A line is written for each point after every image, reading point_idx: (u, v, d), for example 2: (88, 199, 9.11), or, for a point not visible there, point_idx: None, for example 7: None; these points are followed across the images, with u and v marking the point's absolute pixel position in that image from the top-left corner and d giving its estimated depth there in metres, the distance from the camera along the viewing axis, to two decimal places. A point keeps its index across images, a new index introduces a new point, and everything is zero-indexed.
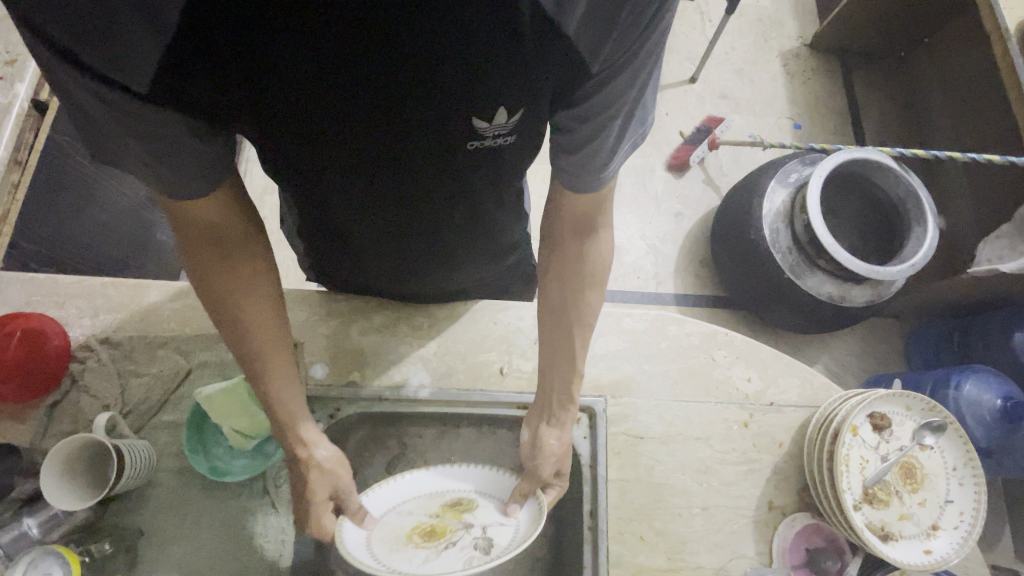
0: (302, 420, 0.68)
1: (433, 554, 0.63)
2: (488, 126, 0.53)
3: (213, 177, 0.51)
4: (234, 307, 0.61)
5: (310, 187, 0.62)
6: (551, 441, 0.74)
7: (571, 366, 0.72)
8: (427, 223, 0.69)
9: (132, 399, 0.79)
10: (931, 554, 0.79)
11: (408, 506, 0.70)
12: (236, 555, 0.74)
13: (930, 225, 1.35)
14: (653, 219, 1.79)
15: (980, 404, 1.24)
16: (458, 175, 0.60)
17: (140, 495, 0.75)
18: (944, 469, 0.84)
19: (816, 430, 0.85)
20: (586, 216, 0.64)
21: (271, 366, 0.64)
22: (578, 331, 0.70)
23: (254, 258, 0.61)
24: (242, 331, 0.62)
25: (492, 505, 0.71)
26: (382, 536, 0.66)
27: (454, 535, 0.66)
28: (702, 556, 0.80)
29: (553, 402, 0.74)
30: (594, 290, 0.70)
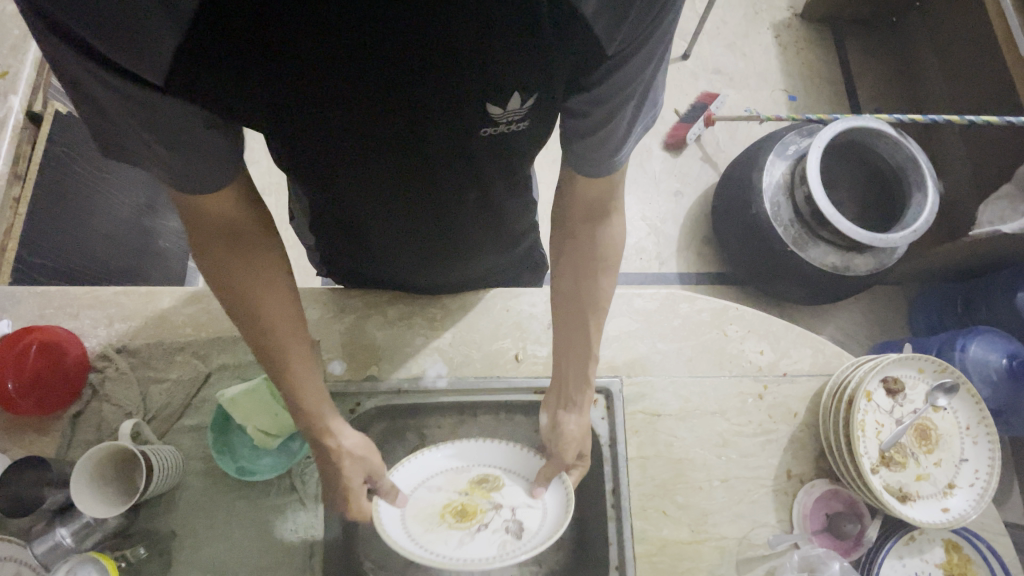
0: (330, 411, 0.68)
1: (467, 537, 0.73)
2: (502, 112, 0.53)
3: (225, 173, 0.51)
4: (252, 305, 0.61)
5: (323, 181, 0.62)
6: (570, 425, 0.74)
7: (587, 350, 0.72)
8: (439, 214, 0.69)
9: (154, 406, 0.80)
10: (949, 512, 0.80)
11: (437, 479, 0.78)
12: (268, 553, 0.75)
13: (929, 190, 1.35)
14: (653, 199, 1.79)
15: (986, 364, 1.26)
16: (470, 164, 0.60)
17: (169, 498, 0.76)
18: (958, 428, 0.85)
19: (830, 397, 0.86)
20: (600, 201, 0.64)
21: (292, 361, 0.64)
22: (593, 316, 0.71)
23: (270, 254, 0.62)
24: (260, 327, 0.62)
25: (517, 483, 0.78)
26: (420, 507, 0.75)
27: (484, 511, 0.76)
28: (725, 527, 0.81)
29: (569, 387, 0.75)
30: (607, 275, 0.70)
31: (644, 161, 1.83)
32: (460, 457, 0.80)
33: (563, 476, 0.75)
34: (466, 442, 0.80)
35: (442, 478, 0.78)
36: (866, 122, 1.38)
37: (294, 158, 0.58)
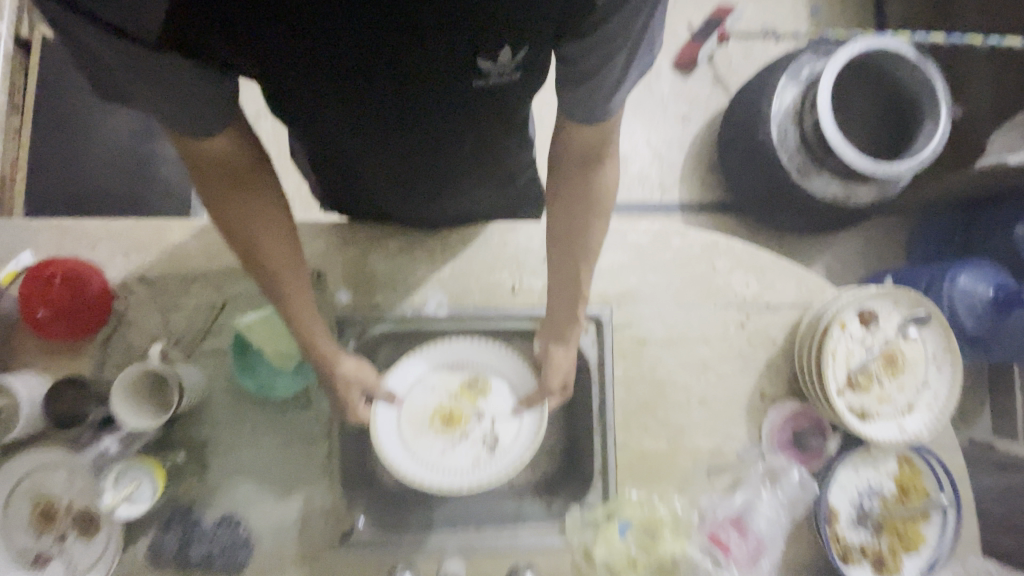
0: (321, 338, 0.73)
1: (449, 446, 0.85)
2: (492, 64, 0.54)
3: (219, 119, 0.53)
4: (255, 242, 0.65)
5: (321, 128, 0.63)
6: (559, 355, 0.82)
7: (576, 288, 0.76)
8: (433, 155, 0.71)
9: (177, 331, 0.86)
10: (904, 430, 0.88)
11: (432, 382, 0.89)
12: (291, 457, 0.84)
13: (942, 117, 1.31)
14: (659, 124, 1.75)
15: (975, 296, 1.30)
16: (465, 111, 0.61)
17: (198, 412, 0.85)
18: (925, 356, 0.91)
19: (808, 327, 0.92)
20: (592, 149, 0.64)
21: (291, 294, 0.69)
22: (583, 257, 0.74)
23: (266, 195, 0.64)
24: (262, 261, 0.66)
25: (502, 399, 0.89)
26: (414, 412, 0.87)
27: (467, 422, 0.87)
28: (699, 440, 0.90)
29: (559, 320, 0.80)
30: (599, 220, 0.72)
31: (651, 81, 1.77)
32: (453, 361, 0.90)
33: (543, 403, 0.85)
34: (462, 340, 0.89)
35: (435, 381, 0.89)
36: (885, 44, 1.32)
37: (285, 104, 0.58)
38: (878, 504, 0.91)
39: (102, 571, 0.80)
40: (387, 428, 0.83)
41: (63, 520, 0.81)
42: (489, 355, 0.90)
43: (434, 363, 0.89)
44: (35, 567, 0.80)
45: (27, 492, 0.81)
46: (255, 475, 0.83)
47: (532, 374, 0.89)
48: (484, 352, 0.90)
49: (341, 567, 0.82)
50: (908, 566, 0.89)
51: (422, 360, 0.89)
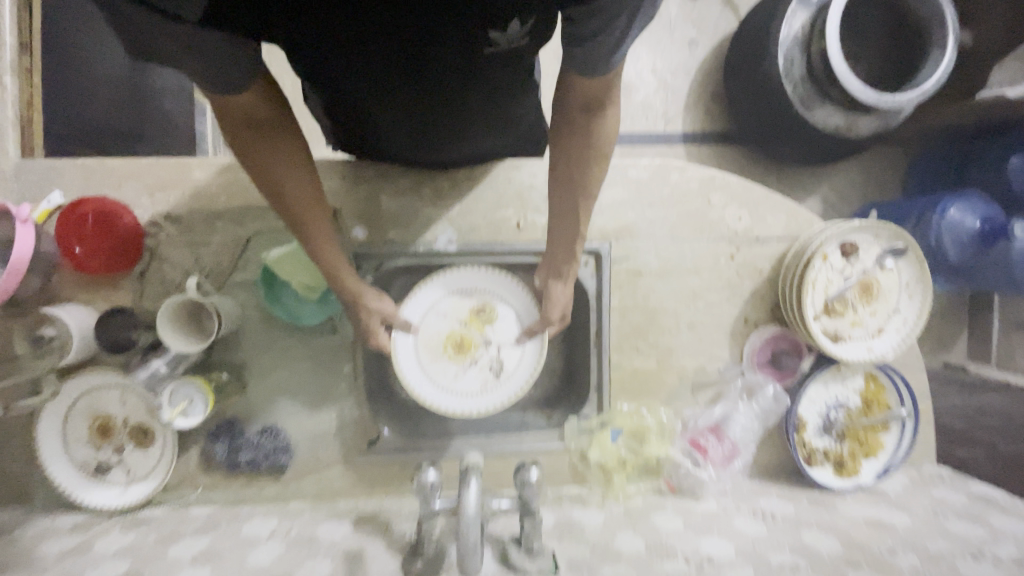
0: (344, 270, 0.79)
1: (461, 370, 0.95)
2: (502, 35, 0.61)
3: (246, 76, 0.59)
4: (281, 184, 0.70)
5: (337, 78, 0.67)
6: (557, 291, 0.88)
7: (575, 230, 0.81)
8: (439, 106, 0.74)
9: (206, 265, 0.93)
10: (872, 351, 0.97)
11: (443, 310, 0.96)
12: (321, 377, 0.95)
13: (949, 46, 1.29)
14: (665, 49, 1.70)
15: (960, 227, 1.34)
16: (473, 66, 0.66)
17: (233, 338, 0.93)
18: (898, 285, 0.99)
19: (793, 258, 0.98)
20: (594, 97, 0.68)
21: (314, 230, 0.75)
22: (583, 200, 0.78)
23: (291, 139, 0.69)
24: (287, 201, 0.72)
25: (507, 327, 0.97)
26: (428, 339, 0.94)
27: (477, 348, 0.96)
28: (685, 360, 1.01)
29: (558, 257, 0.85)
30: (599, 163, 0.75)
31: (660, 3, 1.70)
32: (462, 290, 0.96)
33: (542, 333, 0.94)
34: (469, 268, 0.95)
35: (446, 309, 0.96)
36: None
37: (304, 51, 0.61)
38: (843, 414, 1.02)
39: (163, 472, 0.92)
40: (406, 355, 0.92)
41: (121, 433, 0.93)
42: (496, 285, 0.96)
43: (445, 292, 0.96)
44: (103, 470, 0.93)
45: (85, 410, 0.92)
46: (290, 393, 0.94)
47: (536, 305, 0.96)
48: (492, 281, 0.96)
49: (372, 468, 0.95)
50: (865, 467, 1.02)
51: (434, 290, 0.95)
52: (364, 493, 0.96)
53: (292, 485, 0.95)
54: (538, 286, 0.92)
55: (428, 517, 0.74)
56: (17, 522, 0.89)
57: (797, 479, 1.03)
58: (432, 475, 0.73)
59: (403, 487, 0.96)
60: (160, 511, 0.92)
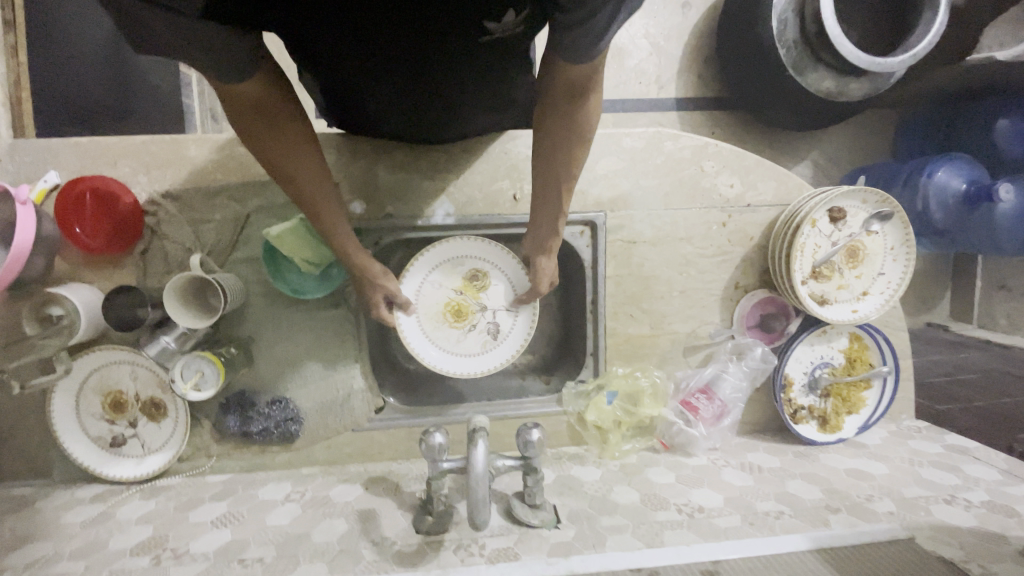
0: (353, 248, 0.82)
1: (461, 335, 0.99)
2: (498, 25, 0.65)
3: (246, 65, 0.59)
4: (292, 168, 0.72)
5: (330, 50, 0.68)
6: (543, 264, 0.90)
7: (557, 207, 0.83)
8: (430, 78, 0.74)
9: (208, 243, 0.94)
10: (856, 312, 1.01)
11: (436, 280, 0.98)
12: (325, 350, 0.98)
13: (942, 7, 1.29)
14: (658, 11, 1.67)
15: (947, 188, 1.37)
16: (466, 42, 0.68)
17: (238, 314, 0.96)
18: (884, 249, 1.02)
19: (783, 224, 1.01)
20: (577, 83, 0.68)
21: (323, 210, 0.77)
22: (563, 179, 0.80)
23: (294, 120, 0.70)
24: (297, 184, 0.74)
25: (500, 292, 1.00)
26: (427, 308, 0.97)
27: (474, 314, 0.99)
28: (678, 325, 1.05)
29: (544, 230, 0.86)
30: (582, 148, 0.77)
31: None
32: (454, 258, 0.99)
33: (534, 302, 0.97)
34: (458, 238, 0.97)
35: (441, 278, 0.98)
36: None
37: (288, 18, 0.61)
38: (827, 373, 1.07)
39: (176, 444, 0.96)
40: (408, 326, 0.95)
41: (133, 408, 0.96)
42: (486, 252, 0.98)
43: (438, 261, 0.98)
44: (117, 444, 0.96)
45: (96, 386, 0.95)
46: (297, 365, 0.97)
47: (525, 271, 0.98)
48: (481, 248, 0.98)
49: (380, 434, 1.00)
50: (848, 422, 1.08)
51: (427, 261, 0.97)
52: (373, 458, 1.00)
53: (303, 452, 0.99)
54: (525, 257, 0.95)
55: (436, 477, 0.78)
56: (40, 494, 0.93)
57: (783, 435, 1.09)
58: (439, 437, 0.77)
59: (410, 451, 1.01)
60: (175, 480, 0.95)
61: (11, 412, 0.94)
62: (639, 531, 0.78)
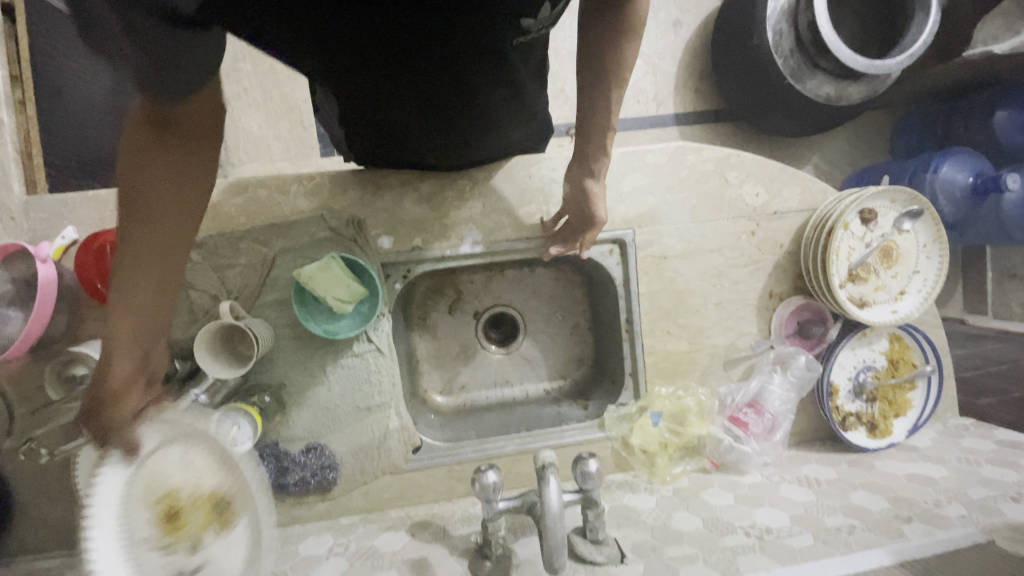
0: (152, 347, 0.70)
1: (144, 546, 0.68)
2: (534, 22, 0.70)
3: (195, 83, 0.58)
4: (156, 210, 0.64)
5: (339, 63, 0.69)
6: (595, 189, 0.88)
7: (607, 116, 0.83)
8: (456, 94, 0.76)
9: (234, 288, 0.91)
10: (897, 312, 1.00)
11: (188, 464, 0.73)
12: (359, 392, 0.94)
13: (933, 9, 1.31)
14: (651, 31, 1.71)
15: (953, 183, 1.37)
16: (504, 56, 0.73)
17: (269, 359, 0.92)
18: (916, 247, 1.01)
19: (813, 230, 1.00)
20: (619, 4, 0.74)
21: (145, 290, 0.66)
22: (614, 87, 0.81)
23: (204, 165, 0.68)
24: (147, 237, 0.64)
25: (227, 541, 0.73)
26: (149, 481, 0.71)
27: (182, 540, 0.71)
28: (716, 338, 1.03)
29: (588, 149, 0.86)
30: (630, 38, 0.77)
31: None
32: (226, 468, 0.75)
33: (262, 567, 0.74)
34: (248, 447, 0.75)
35: (192, 468, 0.73)
36: None
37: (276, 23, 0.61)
38: (871, 377, 1.04)
39: None
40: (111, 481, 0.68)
41: None
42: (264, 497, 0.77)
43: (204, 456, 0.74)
44: None
45: None
46: (330, 411, 0.93)
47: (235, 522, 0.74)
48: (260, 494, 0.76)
49: (419, 474, 0.96)
50: (897, 426, 1.04)
51: (196, 439, 0.73)
52: (413, 501, 0.96)
53: (341, 501, 0.95)
54: (567, 190, 0.92)
55: (492, 518, 0.75)
56: (67, 565, 0.87)
57: (833, 444, 1.05)
58: (492, 476, 0.73)
59: (453, 491, 0.97)
60: None
61: (32, 480, 0.90)
62: (711, 560, 0.75)
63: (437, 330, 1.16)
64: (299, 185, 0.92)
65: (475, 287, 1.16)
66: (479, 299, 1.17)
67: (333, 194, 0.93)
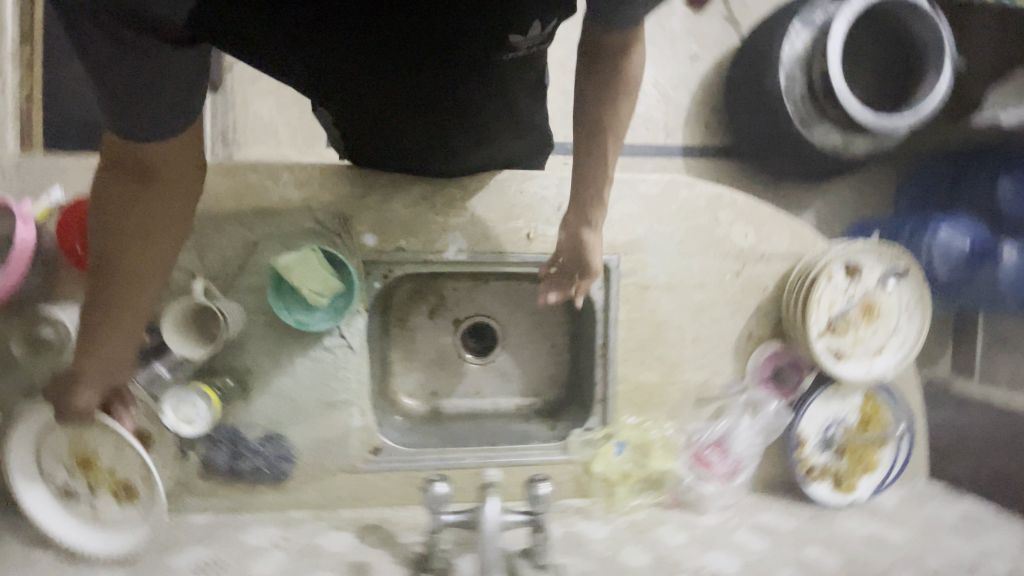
0: (119, 366, 0.76)
1: (74, 464, 0.85)
2: (524, 39, 0.68)
3: (181, 117, 0.60)
4: (123, 240, 0.67)
5: (342, 84, 0.71)
6: (592, 240, 0.87)
7: (603, 167, 0.84)
8: (451, 110, 0.77)
9: (212, 267, 0.90)
10: (871, 371, 0.99)
11: (118, 451, 0.82)
12: (324, 386, 0.93)
13: (945, 72, 1.37)
14: (668, 62, 1.72)
15: (950, 247, 1.35)
16: (498, 74, 0.73)
17: (238, 343, 0.91)
18: (899, 306, 1.01)
19: (797, 277, 1.00)
20: (618, 53, 0.73)
21: (117, 313, 0.71)
22: (610, 139, 0.81)
23: (181, 198, 0.70)
24: (114, 264, 0.68)
25: (119, 518, 0.83)
26: (85, 434, 0.83)
27: (81, 479, 0.85)
28: (690, 374, 1.02)
29: (584, 199, 0.86)
30: (626, 99, 0.78)
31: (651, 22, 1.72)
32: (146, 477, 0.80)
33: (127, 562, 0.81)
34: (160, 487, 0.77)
35: (121, 459, 0.82)
36: None
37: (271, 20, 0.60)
38: (840, 431, 1.04)
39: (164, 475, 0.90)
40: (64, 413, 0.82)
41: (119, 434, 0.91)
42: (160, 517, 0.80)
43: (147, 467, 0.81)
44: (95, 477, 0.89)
45: None
46: (293, 402, 0.92)
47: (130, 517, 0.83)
48: (142, 520, 0.81)
49: (375, 477, 0.95)
50: (863, 484, 1.03)
51: (129, 447, 0.80)
52: (365, 502, 0.95)
53: (293, 493, 0.94)
54: (562, 240, 0.91)
55: (437, 530, 0.74)
56: None
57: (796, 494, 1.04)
58: (440, 487, 0.73)
59: (407, 497, 0.95)
60: None
61: None
62: None
63: (415, 334, 1.15)
64: (290, 174, 0.92)
65: (459, 295, 1.15)
66: (460, 307, 1.16)
67: (324, 187, 0.93)
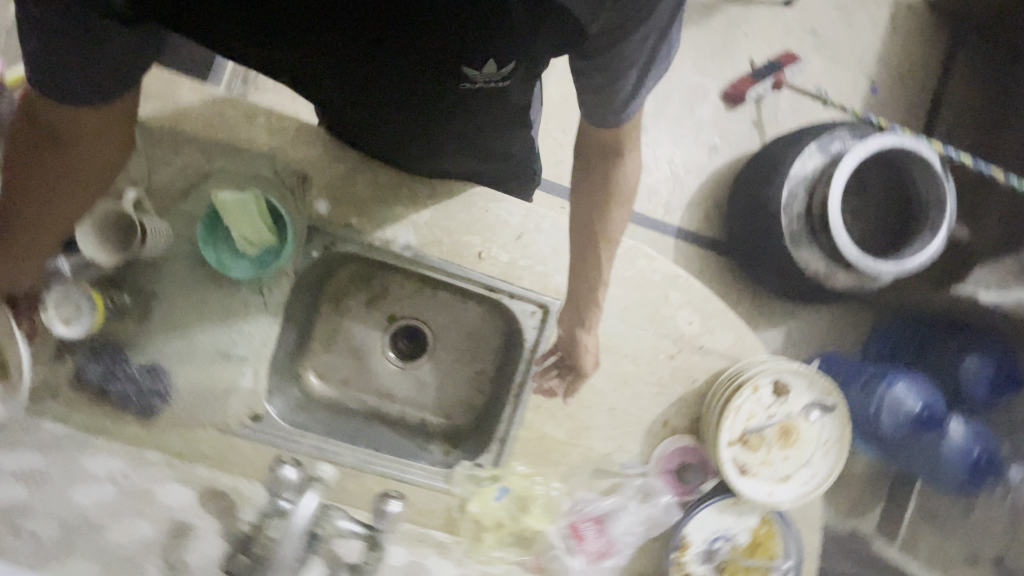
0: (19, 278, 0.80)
1: None
2: (479, 74, 0.68)
3: (110, 91, 0.65)
4: (34, 182, 0.71)
5: (329, 100, 0.76)
6: (587, 342, 0.94)
7: (599, 273, 0.89)
8: (419, 126, 0.81)
9: (156, 183, 0.88)
10: (771, 496, 0.97)
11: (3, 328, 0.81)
12: (224, 335, 0.90)
13: (939, 235, 1.37)
14: (687, 144, 1.75)
15: (902, 404, 1.35)
16: (459, 103, 0.75)
17: (155, 265, 0.88)
18: (818, 440, 0.99)
19: (726, 378, 0.99)
20: (612, 142, 0.81)
21: (29, 238, 0.76)
22: (605, 244, 0.88)
23: (104, 156, 0.74)
24: (25, 198, 0.72)
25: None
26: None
27: None
28: (595, 442, 0.98)
29: (581, 301, 0.92)
30: (620, 206, 0.87)
31: (645, 109, 1.75)
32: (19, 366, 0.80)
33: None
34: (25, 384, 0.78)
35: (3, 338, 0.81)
36: (919, 146, 1.37)
37: (246, 29, 0.62)
38: (727, 547, 1.00)
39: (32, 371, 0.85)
40: None
41: None
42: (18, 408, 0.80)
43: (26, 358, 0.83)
44: None
45: None
46: (189, 341, 0.88)
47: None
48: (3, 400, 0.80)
49: (245, 445, 0.90)
50: None
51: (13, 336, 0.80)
52: (225, 467, 0.90)
53: (154, 433, 0.88)
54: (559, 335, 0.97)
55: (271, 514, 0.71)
56: None
57: None
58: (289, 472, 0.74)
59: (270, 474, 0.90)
60: None
61: None
62: None
63: (344, 316, 1.12)
64: (266, 120, 0.91)
65: (401, 293, 1.13)
66: (399, 305, 1.14)
67: (296, 143, 0.92)
